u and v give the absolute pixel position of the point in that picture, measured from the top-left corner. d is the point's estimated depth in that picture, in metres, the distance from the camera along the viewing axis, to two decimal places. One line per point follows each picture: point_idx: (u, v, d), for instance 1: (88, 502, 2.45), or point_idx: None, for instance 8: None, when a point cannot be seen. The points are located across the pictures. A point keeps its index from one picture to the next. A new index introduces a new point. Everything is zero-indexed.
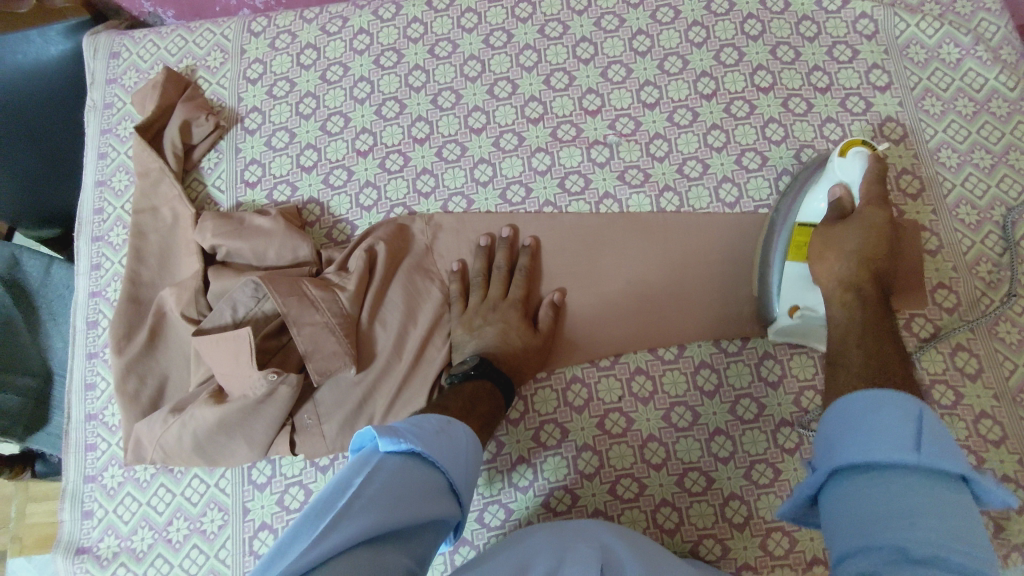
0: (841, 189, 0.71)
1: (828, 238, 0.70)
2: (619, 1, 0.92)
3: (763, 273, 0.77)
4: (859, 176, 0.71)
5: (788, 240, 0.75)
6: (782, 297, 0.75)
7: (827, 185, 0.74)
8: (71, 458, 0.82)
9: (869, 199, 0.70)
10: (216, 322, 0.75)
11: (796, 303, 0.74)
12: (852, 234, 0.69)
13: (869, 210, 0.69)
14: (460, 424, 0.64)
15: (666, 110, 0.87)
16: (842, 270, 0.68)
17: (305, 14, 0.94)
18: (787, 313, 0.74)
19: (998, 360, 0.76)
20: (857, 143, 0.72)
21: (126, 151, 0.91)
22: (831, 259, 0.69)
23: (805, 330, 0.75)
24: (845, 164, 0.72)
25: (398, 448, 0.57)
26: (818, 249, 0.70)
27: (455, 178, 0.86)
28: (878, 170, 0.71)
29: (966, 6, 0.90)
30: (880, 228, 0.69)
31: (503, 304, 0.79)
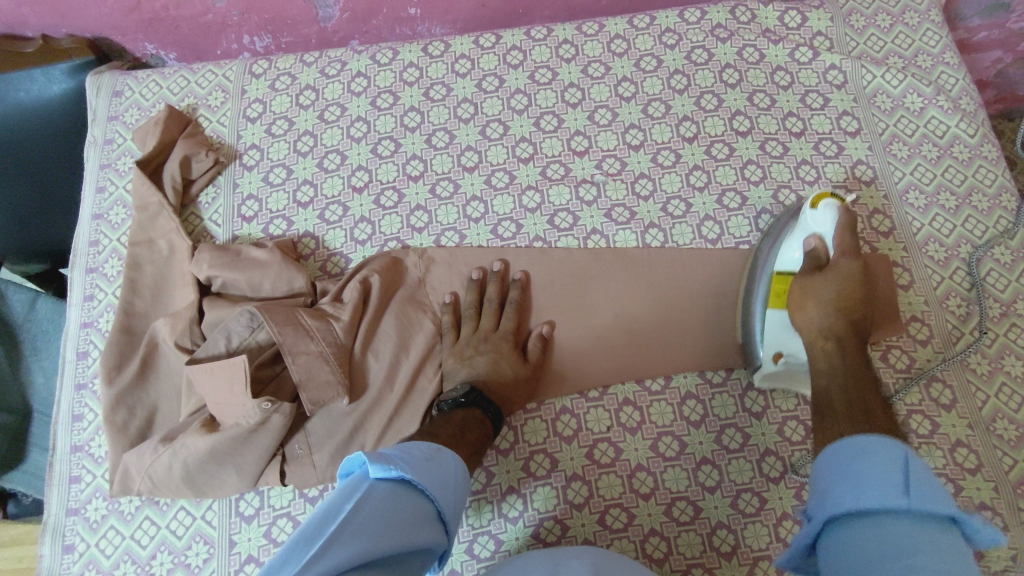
0: (815, 239, 0.74)
1: (804, 292, 0.73)
2: (605, 50, 0.97)
3: (747, 321, 0.79)
4: (830, 228, 0.74)
5: (767, 287, 0.78)
6: (766, 345, 0.77)
7: (801, 236, 0.76)
8: (53, 490, 0.80)
9: (841, 248, 0.74)
10: (210, 352, 0.76)
11: (780, 351, 0.76)
12: (830, 285, 0.72)
13: (842, 261, 0.73)
14: (450, 452, 0.65)
15: (650, 152, 0.91)
16: (821, 320, 0.72)
17: (306, 57, 0.98)
18: (771, 360, 0.76)
19: (971, 391, 0.79)
20: (826, 195, 0.75)
21: (124, 185, 0.93)
22: (809, 309, 0.73)
23: (789, 374, 0.77)
24: (817, 216, 0.75)
25: (388, 475, 0.57)
26: (797, 301, 0.74)
27: (448, 214, 0.89)
28: (848, 222, 0.74)
29: (927, 59, 0.97)
30: (854, 277, 0.73)
31: (494, 336, 0.81)
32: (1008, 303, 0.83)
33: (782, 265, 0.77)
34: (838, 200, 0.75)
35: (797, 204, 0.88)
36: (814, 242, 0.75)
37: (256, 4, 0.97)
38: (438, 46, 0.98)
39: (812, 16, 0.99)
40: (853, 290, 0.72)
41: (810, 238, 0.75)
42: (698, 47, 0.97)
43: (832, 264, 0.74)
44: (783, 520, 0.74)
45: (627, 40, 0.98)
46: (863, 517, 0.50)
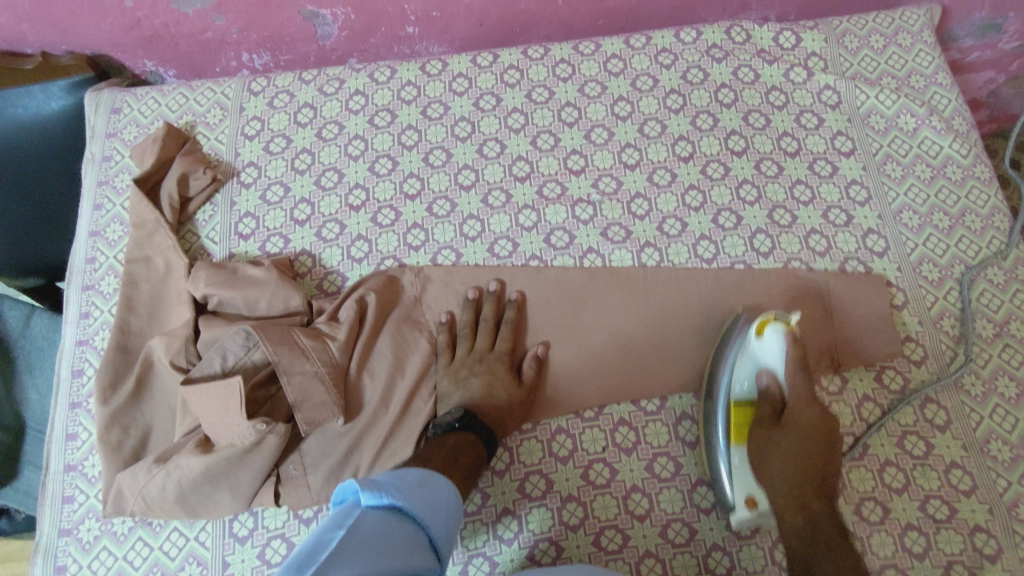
0: (767, 377, 0.76)
1: (765, 443, 0.74)
2: (602, 70, 0.98)
3: (712, 465, 0.76)
4: (781, 360, 0.75)
5: (727, 424, 0.75)
6: (736, 490, 0.73)
7: (751, 369, 0.77)
8: (45, 510, 0.80)
9: (796, 389, 0.74)
10: (205, 371, 0.76)
11: (752, 495, 0.73)
12: (789, 437, 0.72)
13: (799, 406, 0.73)
14: (441, 477, 0.66)
15: (646, 171, 0.92)
16: (787, 476, 0.71)
17: (304, 75, 0.99)
18: (744, 505, 0.73)
19: (965, 411, 0.79)
20: (770, 319, 0.75)
21: (121, 203, 0.93)
22: (773, 464, 0.72)
23: (764, 518, 0.73)
24: (764, 346, 0.75)
25: (381, 500, 0.57)
26: (760, 452, 0.73)
27: (444, 232, 0.89)
28: (797, 354, 0.74)
29: (920, 80, 0.97)
30: (811, 422, 0.72)
31: (490, 357, 0.81)
32: (1001, 324, 0.83)
33: (736, 396, 0.77)
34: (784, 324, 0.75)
35: (792, 223, 0.89)
36: (768, 379, 0.76)
37: (255, 22, 0.98)
38: (435, 65, 0.99)
39: (807, 37, 1.00)
40: (813, 440, 0.71)
41: (763, 373, 0.76)
42: (693, 67, 0.98)
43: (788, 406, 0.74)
44: (778, 543, 0.74)
45: (623, 59, 0.98)
46: None
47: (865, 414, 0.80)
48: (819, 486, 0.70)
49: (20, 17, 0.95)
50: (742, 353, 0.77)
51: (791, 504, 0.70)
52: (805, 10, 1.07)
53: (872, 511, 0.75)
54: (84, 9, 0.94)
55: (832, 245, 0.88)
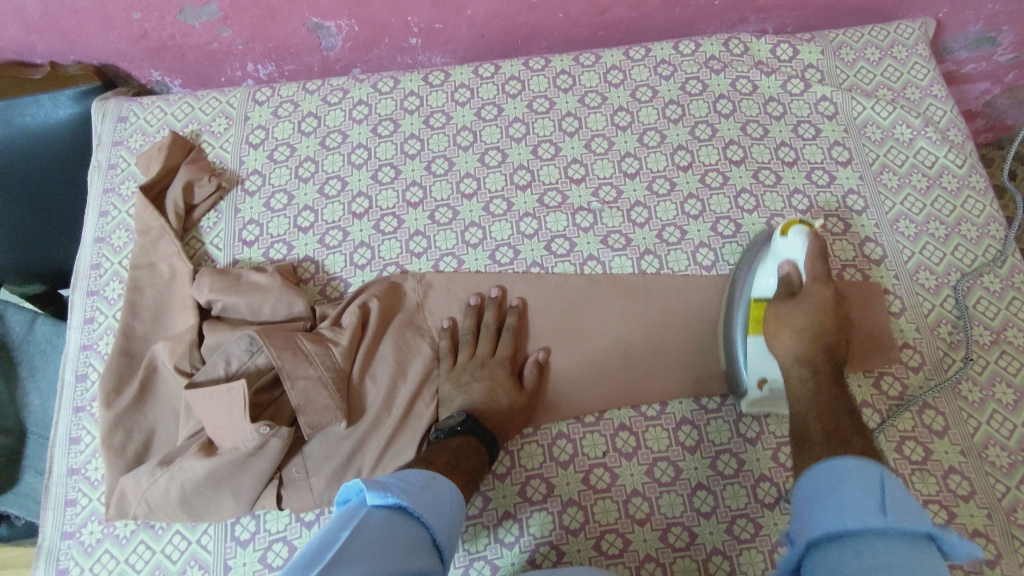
0: (788, 266, 0.77)
1: (780, 320, 0.76)
2: (602, 80, 1.00)
3: (729, 349, 0.80)
4: (802, 254, 0.77)
5: (745, 315, 0.80)
6: (749, 372, 0.78)
7: (773, 263, 0.79)
8: (48, 513, 0.80)
9: (814, 276, 0.76)
10: (209, 375, 0.76)
11: (763, 376, 0.77)
12: (804, 312, 0.74)
13: (816, 288, 0.75)
14: (444, 480, 0.66)
15: (645, 180, 0.93)
16: (799, 347, 0.73)
17: (308, 85, 1.00)
18: (756, 385, 0.78)
19: (963, 417, 0.80)
20: (795, 222, 0.79)
21: (127, 209, 0.94)
22: (789, 336, 0.75)
23: (773, 400, 0.78)
24: (788, 243, 0.78)
25: (385, 501, 0.58)
26: (777, 329, 0.76)
27: (446, 239, 0.90)
28: (818, 245, 0.77)
29: (915, 92, 0.99)
30: (825, 303, 0.75)
31: (491, 362, 0.82)
32: (998, 331, 0.84)
33: (757, 292, 0.80)
34: (807, 228, 0.79)
35: None
36: (788, 269, 0.77)
37: (261, 34, 1.00)
38: (438, 76, 1.00)
39: (803, 49, 1.02)
40: (826, 319, 0.74)
41: (783, 265, 0.78)
42: (692, 78, 0.99)
43: (806, 288, 0.76)
44: (777, 547, 0.74)
45: (623, 71, 1.00)
46: (845, 539, 0.52)
47: (864, 419, 0.80)
48: (828, 358, 0.72)
49: (30, 28, 0.96)
50: (766, 256, 0.81)
51: (799, 368, 0.73)
52: (801, 24, 1.09)
53: None
54: (92, 21, 0.95)
55: (830, 252, 0.89)
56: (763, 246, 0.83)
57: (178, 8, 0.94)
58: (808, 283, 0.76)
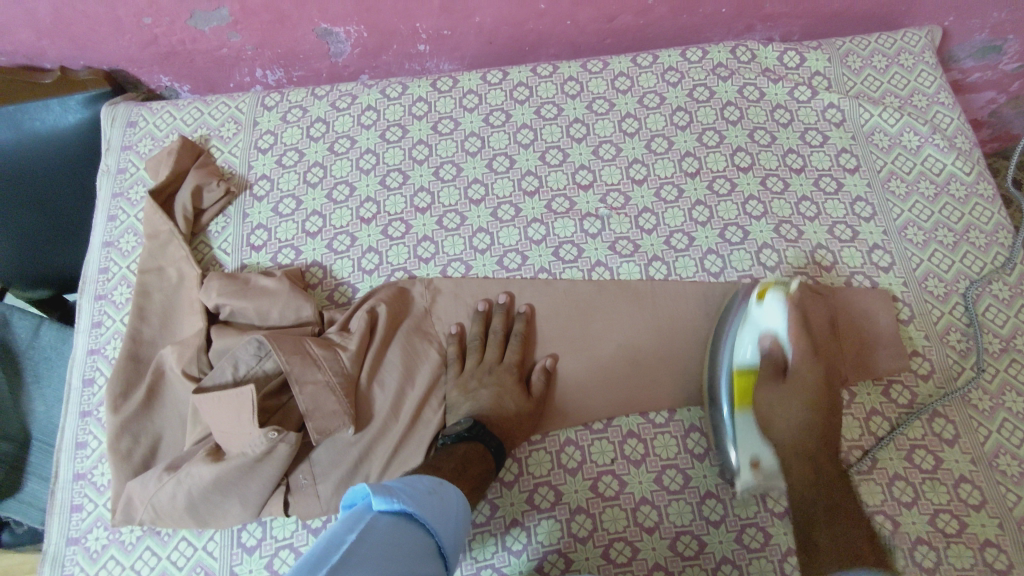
0: (770, 339, 0.79)
1: (771, 403, 0.78)
2: (610, 87, 1.00)
3: (715, 423, 0.79)
4: (782, 323, 0.79)
5: (730, 387, 0.79)
6: (739, 451, 0.76)
7: (754, 335, 0.81)
8: (54, 518, 0.80)
9: (799, 352, 0.78)
10: (217, 380, 0.76)
11: (755, 458, 0.76)
12: (794, 398, 0.76)
13: (802, 368, 0.77)
14: (450, 486, 0.65)
15: (653, 186, 0.93)
16: (794, 432, 0.75)
17: (317, 91, 1.00)
18: (748, 468, 0.75)
19: (973, 426, 0.79)
20: (770, 285, 0.80)
21: (135, 214, 0.94)
22: (782, 422, 0.77)
23: (766, 481, 0.76)
24: (766, 311, 0.80)
25: (392, 506, 0.57)
26: (768, 412, 0.78)
27: (454, 245, 0.90)
28: (799, 315, 0.78)
29: (922, 99, 0.99)
30: (812, 382, 0.76)
31: (499, 368, 0.81)
32: (1007, 339, 0.84)
33: (739, 361, 0.80)
34: (785, 291, 0.80)
35: (798, 238, 0.90)
36: (771, 342, 0.79)
37: (270, 40, 1.00)
38: (446, 82, 1.01)
39: (811, 57, 1.02)
40: (816, 399, 0.76)
41: (765, 337, 0.80)
42: (700, 85, 0.99)
43: (792, 365, 0.78)
44: (787, 556, 0.74)
45: (630, 77, 1.00)
46: None
47: (873, 427, 0.80)
48: (825, 442, 0.75)
49: (41, 33, 0.96)
50: (744, 321, 0.81)
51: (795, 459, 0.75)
52: (808, 31, 1.09)
53: (882, 525, 0.75)
54: (102, 26, 0.96)
55: (838, 259, 0.89)
56: (736, 310, 0.82)
57: (188, 13, 0.94)
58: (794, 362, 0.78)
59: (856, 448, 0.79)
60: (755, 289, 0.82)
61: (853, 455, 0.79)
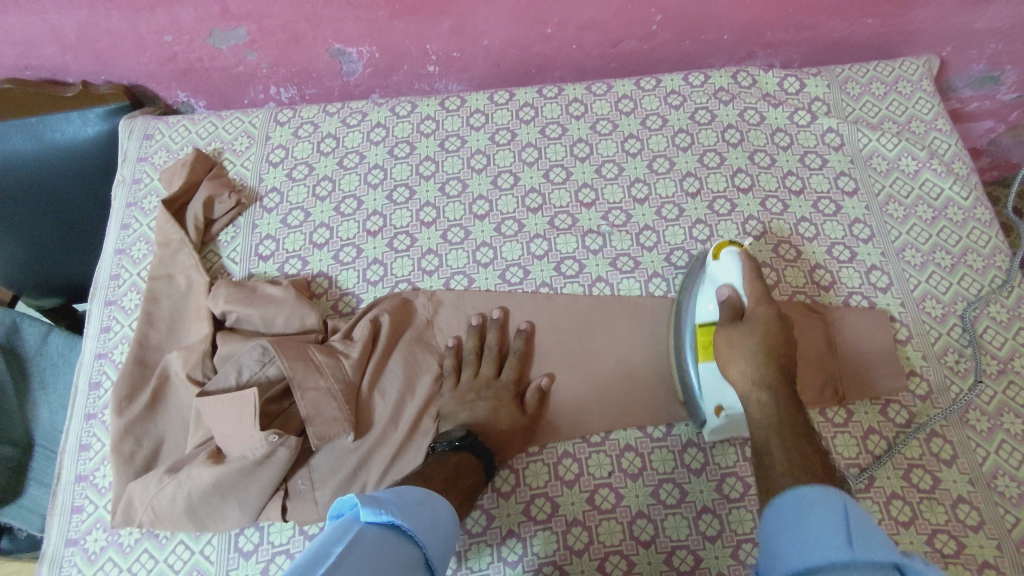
0: (727, 290, 0.78)
1: (731, 344, 0.74)
2: (613, 109, 1.02)
3: (685, 379, 0.80)
4: (737, 276, 0.78)
5: (694, 343, 0.80)
6: (705, 402, 0.78)
7: (713, 289, 0.80)
8: (55, 519, 0.80)
9: (753, 295, 0.76)
10: (221, 385, 0.78)
11: (720, 404, 0.77)
12: (753, 332, 0.74)
13: (760, 308, 0.75)
14: (441, 498, 0.65)
15: (655, 205, 0.95)
16: (750, 368, 0.72)
17: (328, 108, 1.04)
18: (713, 414, 0.78)
19: (971, 446, 0.79)
20: (727, 244, 0.81)
21: (148, 223, 0.97)
22: (739, 359, 0.73)
23: (733, 425, 0.78)
24: (721, 265, 0.79)
25: (379, 518, 0.56)
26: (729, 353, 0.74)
27: (458, 258, 0.92)
28: (751, 265, 0.78)
29: (920, 126, 1.01)
30: (770, 324, 0.74)
31: (495, 384, 0.82)
32: (1005, 361, 0.84)
33: (702, 318, 0.80)
34: (738, 248, 0.80)
35: (797, 258, 0.91)
36: (728, 292, 0.78)
37: (285, 59, 1.04)
38: (454, 101, 1.04)
39: (810, 83, 1.04)
40: (774, 333, 0.73)
41: (721, 289, 0.78)
42: (701, 108, 1.02)
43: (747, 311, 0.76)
44: None
45: (633, 100, 1.03)
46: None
47: (871, 446, 0.80)
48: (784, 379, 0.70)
49: (66, 48, 1.00)
50: (703, 281, 0.82)
51: (754, 392, 0.70)
52: (808, 59, 1.12)
53: None
54: (124, 43, 0.99)
55: (836, 279, 0.90)
56: (699, 272, 0.84)
57: (208, 32, 0.98)
58: (751, 303, 0.76)
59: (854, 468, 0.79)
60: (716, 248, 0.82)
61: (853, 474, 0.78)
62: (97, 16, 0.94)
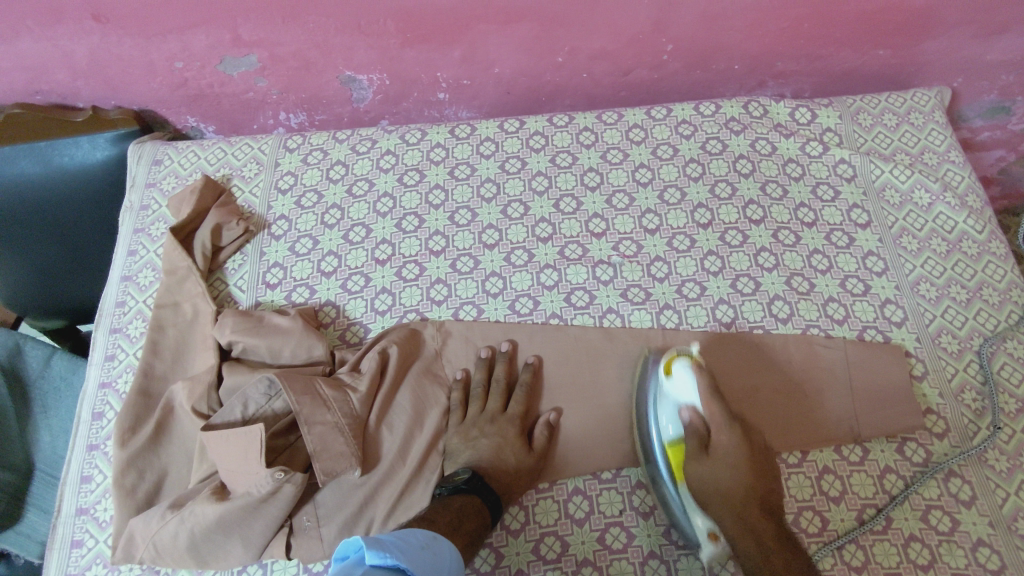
0: (688, 412, 0.77)
1: (704, 478, 0.75)
2: (624, 138, 1.02)
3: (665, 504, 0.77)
4: (693, 394, 0.78)
5: (666, 465, 0.77)
6: (694, 526, 0.74)
7: (672, 409, 0.79)
8: (54, 554, 0.79)
9: (716, 418, 0.76)
10: (226, 418, 0.76)
11: (712, 528, 0.73)
12: (725, 466, 0.75)
13: (723, 433, 0.76)
14: (444, 541, 0.64)
15: (666, 236, 0.94)
16: (733, 506, 0.72)
17: (338, 135, 1.03)
18: (707, 541, 0.73)
19: (990, 487, 0.77)
20: (675, 357, 0.80)
21: (155, 249, 0.96)
22: (718, 495, 0.74)
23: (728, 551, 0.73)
24: (675, 385, 0.79)
25: (384, 561, 0.55)
26: (705, 488, 0.75)
27: (467, 288, 0.91)
28: (705, 380, 0.77)
29: (933, 157, 1.01)
30: (739, 448, 0.75)
31: (501, 419, 0.81)
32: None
33: (667, 441, 0.78)
34: (689, 360, 0.79)
35: (810, 291, 0.90)
36: (690, 414, 0.77)
37: (296, 85, 1.03)
38: (464, 129, 1.03)
39: (822, 113, 1.04)
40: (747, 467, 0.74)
41: (682, 412, 0.78)
42: (712, 138, 1.01)
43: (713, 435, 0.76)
44: None
45: (644, 129, 1.03)
46: None
47: (887, 485, 0.78)
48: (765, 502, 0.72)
49: (77, 73, 0.99)
50: (659, 398, 0.80)
51: (742, 533, 0.71)
52: (818, 88, 1.12)
53: None
54: (135, 69, 0.99)
55: (850, 313, 0.89)
56: (650, 388, 0.82)
57: (219, 59, 0.98)
58: (714, 427, 0.76)
59: (809, 510, 0.77)
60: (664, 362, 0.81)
61: (807, 520, 0.76)
62: (109, 43, 0.94)
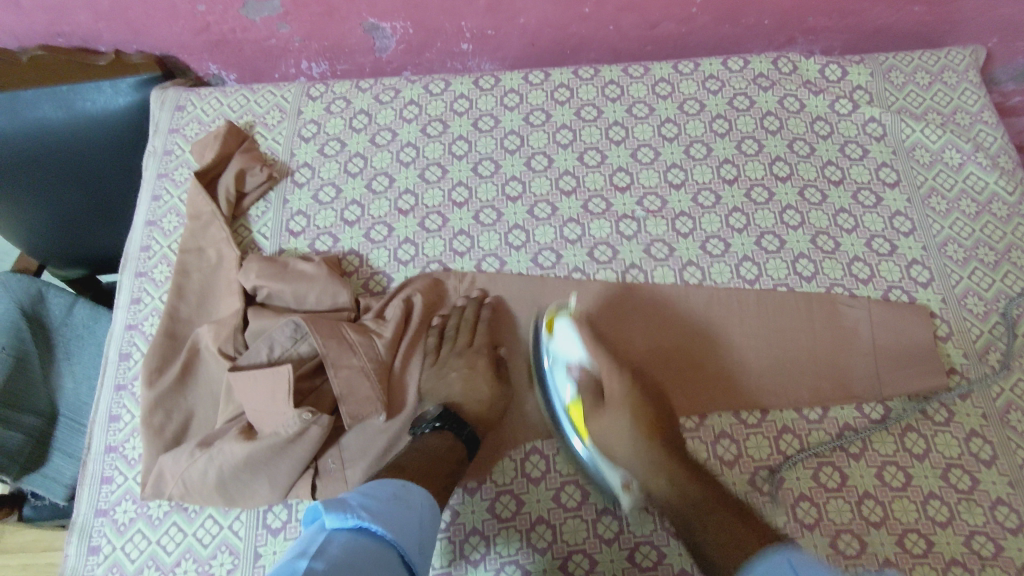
0: (579, 370, 0.79)
1: (603, 425, 0.77)
2: (650, 92, 1.00)
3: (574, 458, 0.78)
4: (579, 348, 0.79)
5: (570, 424, 0.78)
6: (611, 475, 0.76)
7: (564, 370, 0.80)
8: (84, 489, 0.80)
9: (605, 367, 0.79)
10: (252, 359, 0.77)
11: (626, 478, 0.75)
12: (620, 411, 0.77)
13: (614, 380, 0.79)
14: (414, 488, 0.64)
15: (691, 191, 0.93)
16: (638, 450, 0.75)
17: (361, 83, 1.02)
18: (621, 490, 0.75)
19: (1011, 447, 0.77)
20: (555, 315, 0.81)
21: (179, 195, 0.96)
22: None
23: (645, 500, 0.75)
24: (559, 339, 0.80)
25: (345, 523, 0.56)
26: (607, 435, 0.77)
27: (490, 240, 0.90)
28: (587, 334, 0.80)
29: (965, 117, 0.99)
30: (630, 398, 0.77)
31: (470, 351, 0.81)
32: None
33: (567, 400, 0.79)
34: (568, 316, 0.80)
35: (835, 250, 0.89)
36: (579, 370, 0.80)
37: (318, 32, 1.02)
38: (489, 80, 1.02)
39: (853, 71, 1.02)
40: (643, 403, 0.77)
41: (573, 368, 0.80)
42: (740, 94, 1.00)
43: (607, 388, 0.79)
44: None
45: (671, 83, 1.01)
46: None
47: (909, 444, 0.78)
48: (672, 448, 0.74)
49: (98, 15, 0.98)
50: (550, 361, 0.81)
51: (654, 477, 0.73)
52: (849, 46, 1.09)
53: (915, 544, 0.73)
54: (158, 11, 0.97)
55: (875, 273, 0.88)
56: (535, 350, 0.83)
57: (241, 3, 0.96)
58: (606, 377, 0.79)
59: (828, 465, 0.77)
60: (544, 323, 0.82)
61: (826, 474, 0.77)
62: None
